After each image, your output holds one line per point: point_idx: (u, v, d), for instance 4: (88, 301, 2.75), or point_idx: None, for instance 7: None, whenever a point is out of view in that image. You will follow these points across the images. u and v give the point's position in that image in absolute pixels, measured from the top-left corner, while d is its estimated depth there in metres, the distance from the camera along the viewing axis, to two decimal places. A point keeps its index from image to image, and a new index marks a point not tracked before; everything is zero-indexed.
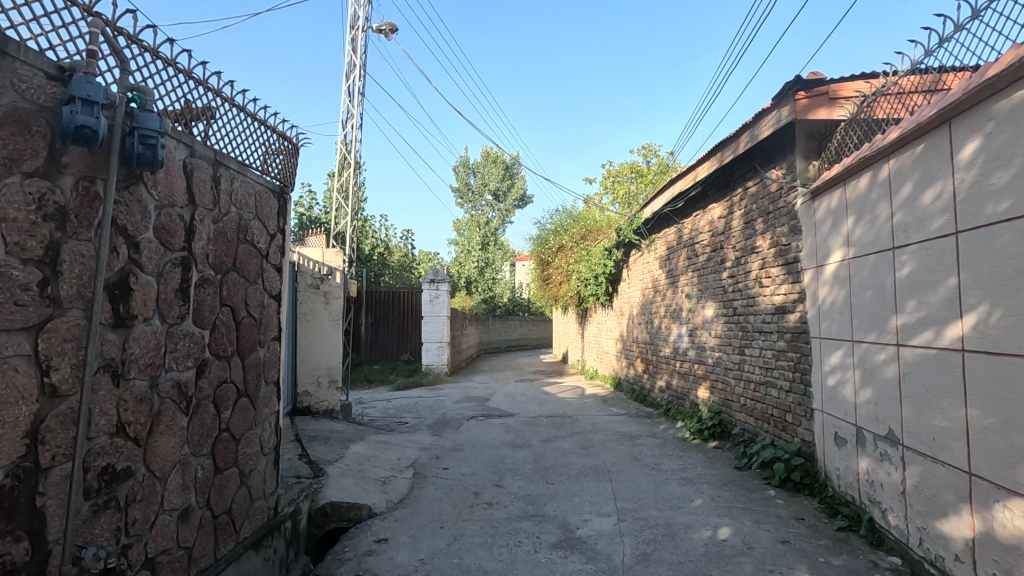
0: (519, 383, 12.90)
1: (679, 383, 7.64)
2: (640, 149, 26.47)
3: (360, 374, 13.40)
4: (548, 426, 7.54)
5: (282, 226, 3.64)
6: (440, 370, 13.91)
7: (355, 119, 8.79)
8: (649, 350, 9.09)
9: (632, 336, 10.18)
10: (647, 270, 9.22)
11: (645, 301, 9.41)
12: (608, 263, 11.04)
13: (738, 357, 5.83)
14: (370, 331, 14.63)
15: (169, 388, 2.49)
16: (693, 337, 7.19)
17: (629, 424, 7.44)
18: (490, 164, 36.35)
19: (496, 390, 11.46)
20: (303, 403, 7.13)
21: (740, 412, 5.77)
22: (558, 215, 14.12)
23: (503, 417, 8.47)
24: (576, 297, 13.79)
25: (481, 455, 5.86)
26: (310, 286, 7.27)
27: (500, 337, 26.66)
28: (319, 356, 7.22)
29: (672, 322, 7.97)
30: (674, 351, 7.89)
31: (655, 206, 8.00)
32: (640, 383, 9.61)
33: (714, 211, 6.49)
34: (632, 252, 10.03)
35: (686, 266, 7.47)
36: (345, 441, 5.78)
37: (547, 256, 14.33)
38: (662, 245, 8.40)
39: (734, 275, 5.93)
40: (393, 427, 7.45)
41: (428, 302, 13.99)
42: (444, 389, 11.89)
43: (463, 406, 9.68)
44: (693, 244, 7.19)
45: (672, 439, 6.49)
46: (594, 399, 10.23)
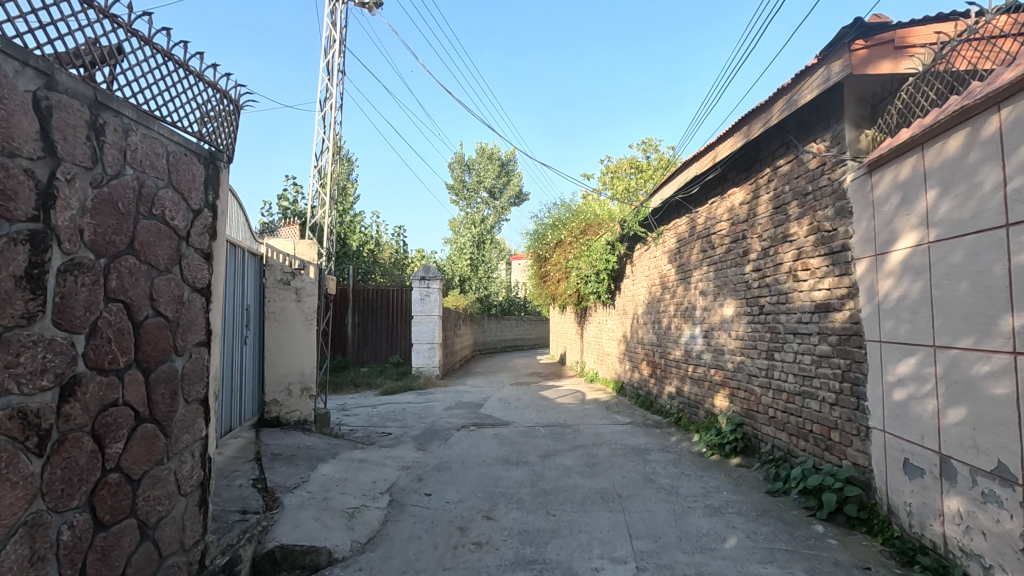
0: (515, 387, 12.14)
1: (692, 390, 6.89)
2: (639, 144, 25.80)
3: (346, 378, 12.57)
4: (547, 438, 6.78)
5: (212, 201, 2.86)
6: (431, 374, 13.11)
7: (334, 99, 7.98)
8: (656, 353, 8.34)
9: (637, 337, 9.43)
10: (654, 266, 8.46)
11: (652, 299, 8.65)
12: (611, 260, 10.29)
13: (766, 362, 5.08)
14: (357, 332, 13.80)
15: (4, 420, 1.71)
16: (709, 338, 6.44)
17: (636, 436, 6.68)
18: (486, 160, 35.55)
19: (490, 395, 10.68)
20: (272, 414, 6.34)
21: (768, 426, 5.03)
22: (556, 208, 13.36)
23: (497, 427, 7.70)
24: (575, 296, 13.02)
25: (471, 475, 5.08)
26: (280, 283, 6.46)
27: (494, 338, 25.87)
28: (290, 360, 6.44)
29: (684, 322, 7.22)
30: (686, 354, 7.15)
31: (664, 193, 7.22)
32: (646, 388, 8.86)
33: (735, 197, 5.75)
34: (637, 247, 9.27)
35: (700, 260, 6.71)
36: (313, 459, 5.00)
37: (544, 252, 13.57)
38: (672, 238, 7.64)
39: (761, 269, 5.17)
40: (374, 440, 6.67)
41: (419, 301, 13.18)
42: (435, 394, 11.11)
43: (454, 414, 8.90)
44: (709, 235, 6.43)
45: (688, 454, 5.74)
46: (595, 405, 9.47)
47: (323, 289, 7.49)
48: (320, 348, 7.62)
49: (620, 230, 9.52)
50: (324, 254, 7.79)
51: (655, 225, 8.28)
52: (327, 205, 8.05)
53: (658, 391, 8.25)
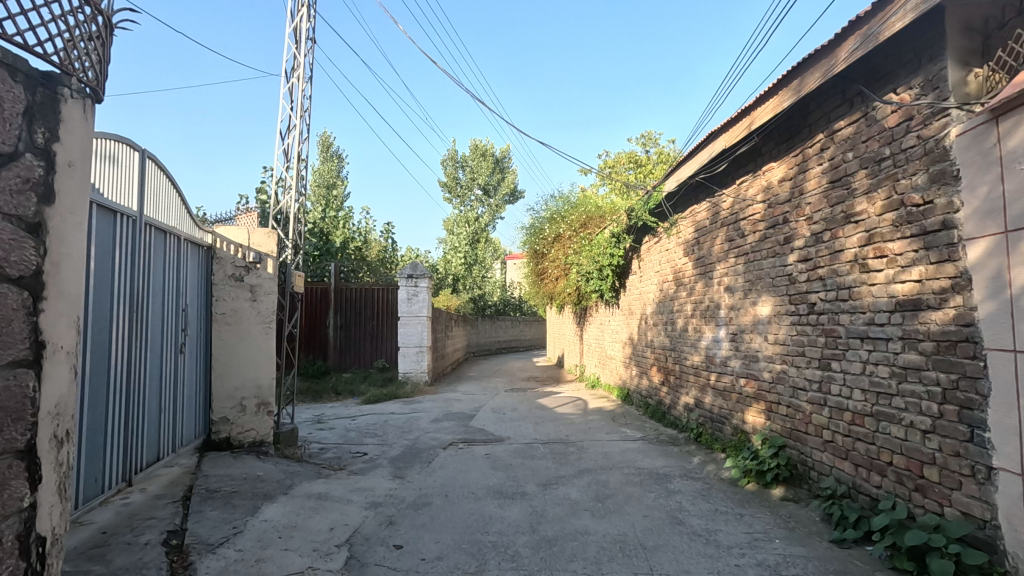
0: (510, 394, 11.17)
1: (716, 403, 5.94)
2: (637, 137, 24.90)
3: (326, 385, 11.57)
4: (548, 459, 5.81)
5: (44, 144, 1.89)
6: (419, 379, 12.13)
7: (303, 70, 6.97)
8: (670, 358, 7.39)
9: (646, 340, 8.48)
10: (668, 259, 7.49)
11: (664, 297, 7.70)
12: (616, 255, 9.31)
13: (818, 373, 4.13)
14: (339, 335, 12.77)
15: None
16: (738, 344, 5.49)
17: (652, 458, 5.72)
18: (479, 158, 34.61)
19: (483, 404, 9.70)
20: (221, 435, 5.31)
21: (821, 452, 4.09)
22: (554, 200, 12.37)
23: (490, 445, 6.72)
24: (575, 294, 12.03)
25: (456, 515, 4.10)
26: (232, 279, 5.42)
27: (489, 339, 24.88)
28: (243, 370, 5.42)
29: (705, 323, 6.26)
30: (708, 360, 6.19)
31: (683, 173, 6.23)
32: (657, 398, 7.91)
33: (775, 173, 4.79)
34: (647, 239, 8.28)
35: (726, 251, 5.76)
36: (258, 497, 4.00)
37: (541, 247, 12.57)
38: (690, 227, 6.68)
39: (812, 258, 4.22)
40: (346, 464, 5.68)
41: (406, 301, 12.22)
42: (422, 404, 10.12)
43: (441, 427, 7.92)
44: (737, 221, 5.48)
45: (718, 482, 4.79)
46: (600, 415, 8.51)
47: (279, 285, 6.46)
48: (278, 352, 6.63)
49: (627, 221, 8.53)
50: (286, 245, 6.82)
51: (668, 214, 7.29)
52: (294, 191, 7.03)
53: (673, 401, 7.29)
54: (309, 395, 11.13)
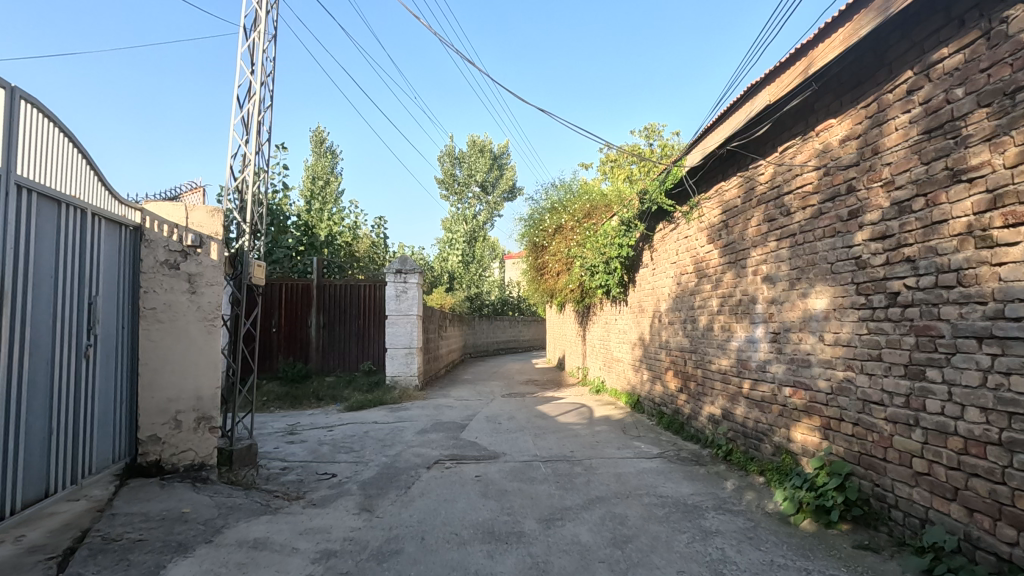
0: (507, 399, 10.22)
1: (752, 416, 4.97)
2: (641, 130, 23.89)
3: (307, 390, 10.68)
4: (551, 484, 4.85)
5: None
6: (409, 384, 11.19)
7: (265, 26, 6.01)
8: (691, 362, 6.44)
9: (660, 341, 7.54)
10: (688, 249, 6.52)
11: (682, 291, 6.74)
12: (625, 246, 8.32)
13: (904, 384, 3.18)
14: (323, 335, 11.72)
15: None
16: (780, 345, 4.54)
17: (677, 483, 4.75)
18: (478, 154, 33.68)
19: (478, 412, 8.74)
20: (149, 458, 4.32)
21: (909, 489, 3.14)
22: (555, 188, 11.39)
23: (483, 463, 5.75)
24: (577, 291, 11.04)
25: (432, 569, 3.13)
26: (165, 267, 4.44)
27: (486, 340, 23.93)
28: (179, 378, 4.43)
29: (736, 322, 5.29)
30: (740, 365, 5.23)
31: (710, 143, 5.26)
32: (674, 406, 6.96)
33: (836, 131, 3.83)
34: (662, 226, 7.31)
35: (764, 234, 4.79)
36: (169, 549, 3.03)
37: (541, 239, 11.59)
38: (717, 209, 5.72)
39: (894, 234, 3.27)
40: (306, 491, 4.71)
41: (394, 298, 11.32)
42: (410, 411, 9.16)
43: (428, 440, 6.95)
44: (780, 197, 4.51)
45: (765, 517, 3.83)
46: (609, 425, 7.56)
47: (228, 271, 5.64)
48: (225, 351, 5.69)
49: (639, 205, 7.54)
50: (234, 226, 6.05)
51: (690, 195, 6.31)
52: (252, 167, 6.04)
53: (695, 411, 6.33)
54: (287, 399, 10.32)
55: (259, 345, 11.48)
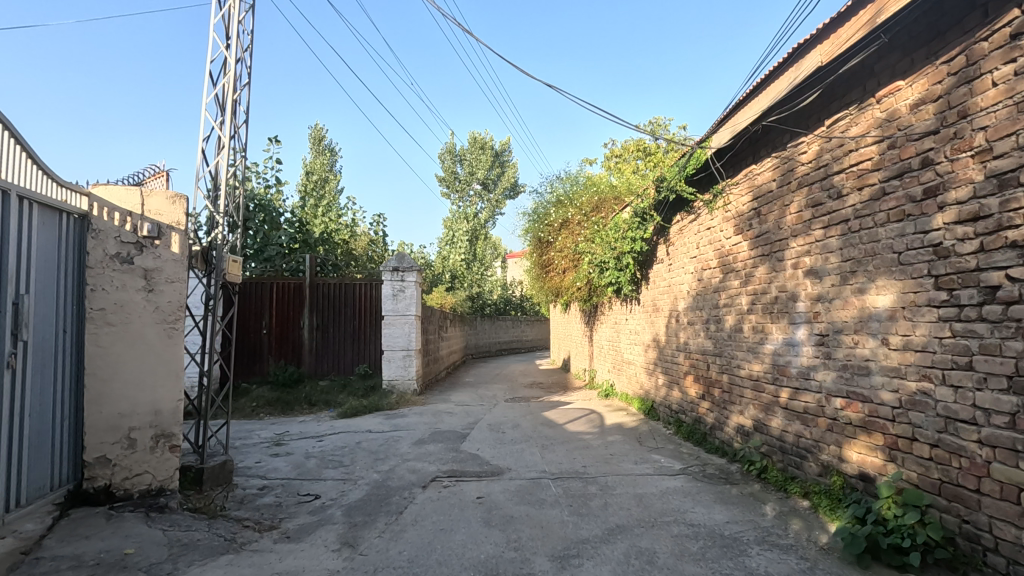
0: (511, 405, 9.62)
1: (792, 430, 4.36)
2: (646, 124, 23.23)
3: (300, 394, 10.15)
4: (563, 510, 4.24)
5: None
6: (407, 388, 10.60)
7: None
8: (715, 366, 5.82)
9: (678, 342, 6.92)
10: (711, 242, 5.91)
11: (704, 288, 6.12)
12: (638, 239, 7.70)
13: (1008, 399, 2.59)
14: (315, 337, 11.10)
15: None
16: (829, 350, 3.92)
17: (708, 508, 4.13)
18: (479, 151, 33.00)
19: (480, 420, 8.14)
20: (97, 483, 3.69)
21: (1017, 530, 2.54)
22: (562, 181, 10.77)
23: (485, 481, 5.13)
24: (585, 290, 10.42)
25: None
26: (118, 262, 3.82)
27: (489, 341, 23.34)
28: (134, 390, 3.83)
29: (771, 322, 4.67)
30: (776, 371, 4.61)
31: (743, 119, 4.64)
32: (695, 415, 6.36)
33: (906, 95, 3.21)
34: (680, 217, 6.70)
35: (807, 222, 4.17)
36: None
37: (547, 235, 10.96)
38: (747, 196, 5.10)
39: (992, 215, 2.66)
40: (283, 518, 4.11)
41: (390, 298, 10.72)
42: (407, 418, 8.55)
43: (425, 453, 6.34)
44: (828, 177, 3.90)
45: (823, 554, 3.21)
46: (622, 435, 6.96)
47: (200, 267, 5.06)
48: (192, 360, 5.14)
49: (656, 194, 6.92)
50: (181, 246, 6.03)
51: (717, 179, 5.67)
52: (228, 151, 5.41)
53: (720, 421, 5.71)
54: (278, 405, 9.80)
55: (248, 347, 10.87)
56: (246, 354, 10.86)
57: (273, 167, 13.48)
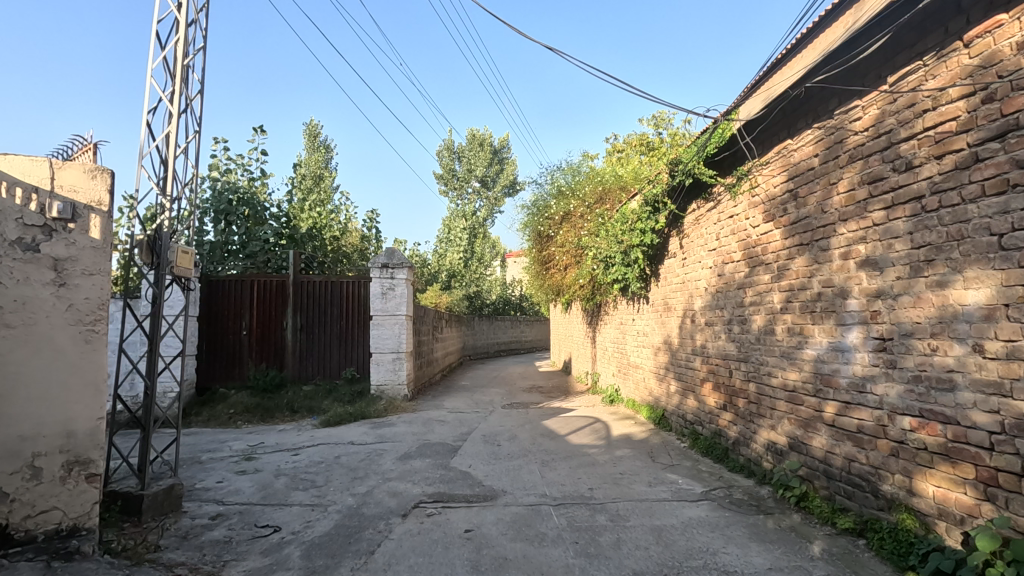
0: (508, 412, 8.89)
1: (841, 453, 3.64)
2: (649, 118, 22.47)
3: (281, 400, 9.49)
4: (568, 549, 3.52)
5: None
6: (397, 394, 9.89)
7: None
8: (739, 374, 5.11)
9: (695, 345, 6.21)
10: (735, 231, 5.19)
11: (726, 284, 5.41)
12: (648, 231, 6.98)
13: None
14: (299, 338, 10.36)
15: None
16: (895, 357, 3.19)
17: (743, 548, 3.42)
18: (478, 147, 32.27)
19: (474, 430, 7.43)
20: None
21: None
22: (563, 171, 10.05)
23: (476, 508, 4.41)
24: (587, 288, 9.69)
25: None
26: (22, 252, 3.09)
27: (487, 341, 22.63)
28: (41, 407, 3.10)
29: (813, 322, 3.95)
30: (819, 382, 3.89)
31: (777, 85, 3.98)
32: (715, 428, 5.65)
33: (1010, 32, 2.53)
34: (698, 205, 5.98)
35: (861, 202, 3.46)
36: None
37: (547, 229, 10.24)
38: (781, 175, 4.39)
39: None
40: (228, 561, 3.38)
41: (379, 296, 10.00)
42: (394, 428, 7.82)
43: (410, 471, 5.62)
44: (892, 146, 3.20)
45: None
46: (632, 449, 6.24)
47: (145, 260, 4.35)
48: (136, 368, 4.40)
49: (669, 180, 6.20)
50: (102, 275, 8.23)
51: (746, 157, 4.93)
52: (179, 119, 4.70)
53: (747, 436, 4.99)
54: (258, 412, 9.23)
55: (226, 349, 10.13)
56: (223, 357, 10.11)
57: (258, 160, 12.81)
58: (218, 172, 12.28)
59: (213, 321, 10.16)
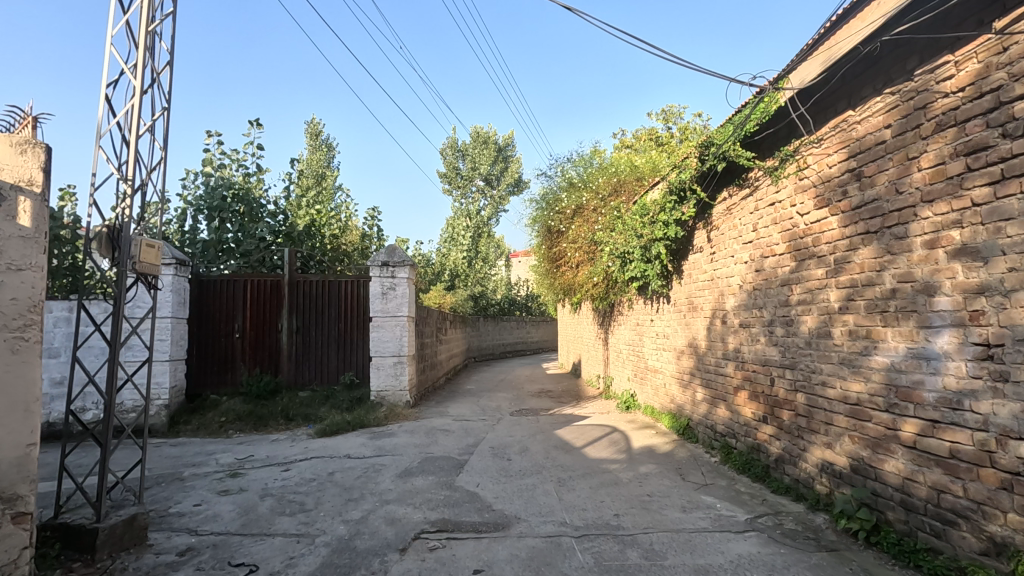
0: (517, 420, 8.30)
1: (928, 481, 3.03)
2: (657, 113, 21.80)
3: (276, 407, 8.94)
4: None
5: None
6: (398, 400, 9.32)
7: None
8: (784, 383, 4.50)
9: (727, 349, 5.59)
10: (778, 220, 4.59)
11: (766, 281, 4.80)
12: (672, 224, 6.35)
13: None
14: (295, 341, 9.79)
15: None
16: (1008, 369, 2.58)
17: None
18: (481, 146, 31.67)
19: (482, 441, 6.83)
20: None
21: None
22: (575, 163, 9.46)
23: (486, 541, 3.80)
24: (600, 287, 9.08)
25: None
26: None
27: (493, 343, 22.03)
28: None
29: (885, 324, 3.34)
30: (894, 395, 3.28)
31: (843, 44, 3.38)
32: (753, 442, 5.03)
33: None
34: (732, 193, 5.38)
35: (955, 178, 2.86)
36: None
37: (558, 224, 9.63)
38: (838, 152, 3.78)
39: None
40: None
41: (379, 297, 9.43)
42: (395, 439, 7.24)
43: (412, 491, 5.03)
44: (1003, 105, 2.60)
45: None
46: (657, 464, 5.64)
47: (105, 255, 3.79)
48: (93, 380, 3.80)
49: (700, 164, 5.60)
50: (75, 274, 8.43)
51: (794, 133, 4.31)
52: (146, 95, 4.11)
53: (795, 455, 4.36)
54: (251, 420, 8.68)
55: (217, 353, 9.54)
56: (215, 362, 9.52)
57: (254, 155, 12.29)
58: (212, 167, 11.77)
59: (203, 323, 9.57)
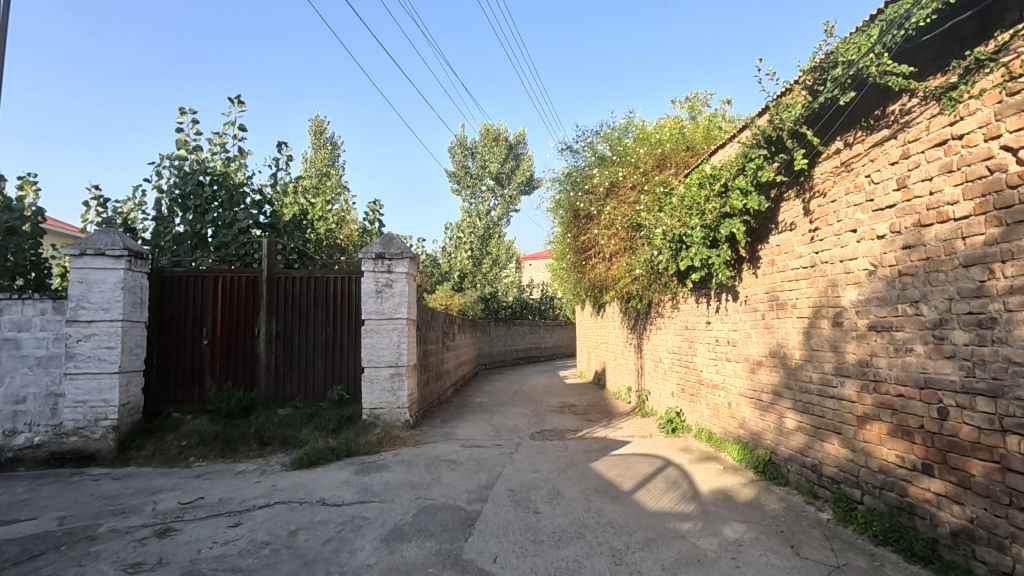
0: (540, 447, 6.72)
1: None
2: (682, 101, 19.97)
3: (248, 428, 7.42)
4: None
5: None
6: (395, 420, 7.77)
7: None
8: (975, 419, 2.90)
9: (844, 361, 3.97)
10: (956, 166, 3.01)
11: (928, 261, 3.20)
12: (752, 192, 4.78)
13: None
14: (273, 349, 8.28)
15: None
16: None
17: None
18: (491, 143, 30.16)
19: (498, 480, 5.26)
20: None
21: None
22: (607, 135, 7.90)
23: None
24: (639, 283, 7.52)
25: None
26: None
27: (505, 349, 20.40)
28: None
29: None
30: None
31: None
32: (902, 501, 3.42)
33: None
34: (854, 141, 3.81)
35: None
36: None
37: (588, 207, 8.06)
38: None
39: None
40: None
41: (372, 295, 7.91)
42: (387, 474, 5.68)
43: (402, 567, 3.48)
44: None
45: None
46: (746, 522, 4.02)
47: None
48: None
49: (810, 100, 4.04)
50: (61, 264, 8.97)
51: (999, 21, 2.82)
52: None
53: (1001, 534, 2.75)
54: (217, 445, 7.16)
55: (181, 364, 8.06)
56: (179, 374, 8.04)
57: (236, 137, 10.89)
58: (187, 150, 10.35)
59: (166, 327, 8.10)
